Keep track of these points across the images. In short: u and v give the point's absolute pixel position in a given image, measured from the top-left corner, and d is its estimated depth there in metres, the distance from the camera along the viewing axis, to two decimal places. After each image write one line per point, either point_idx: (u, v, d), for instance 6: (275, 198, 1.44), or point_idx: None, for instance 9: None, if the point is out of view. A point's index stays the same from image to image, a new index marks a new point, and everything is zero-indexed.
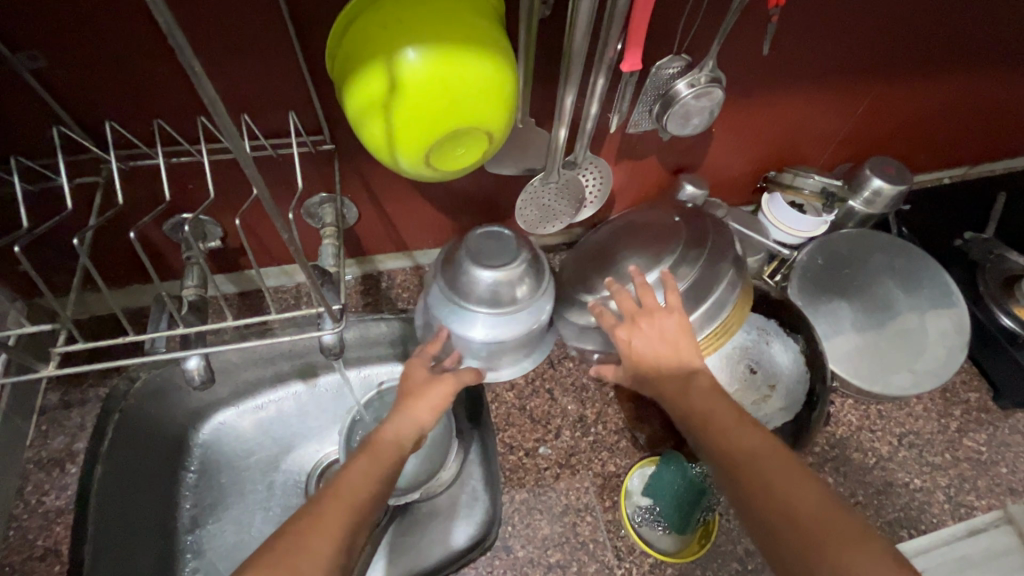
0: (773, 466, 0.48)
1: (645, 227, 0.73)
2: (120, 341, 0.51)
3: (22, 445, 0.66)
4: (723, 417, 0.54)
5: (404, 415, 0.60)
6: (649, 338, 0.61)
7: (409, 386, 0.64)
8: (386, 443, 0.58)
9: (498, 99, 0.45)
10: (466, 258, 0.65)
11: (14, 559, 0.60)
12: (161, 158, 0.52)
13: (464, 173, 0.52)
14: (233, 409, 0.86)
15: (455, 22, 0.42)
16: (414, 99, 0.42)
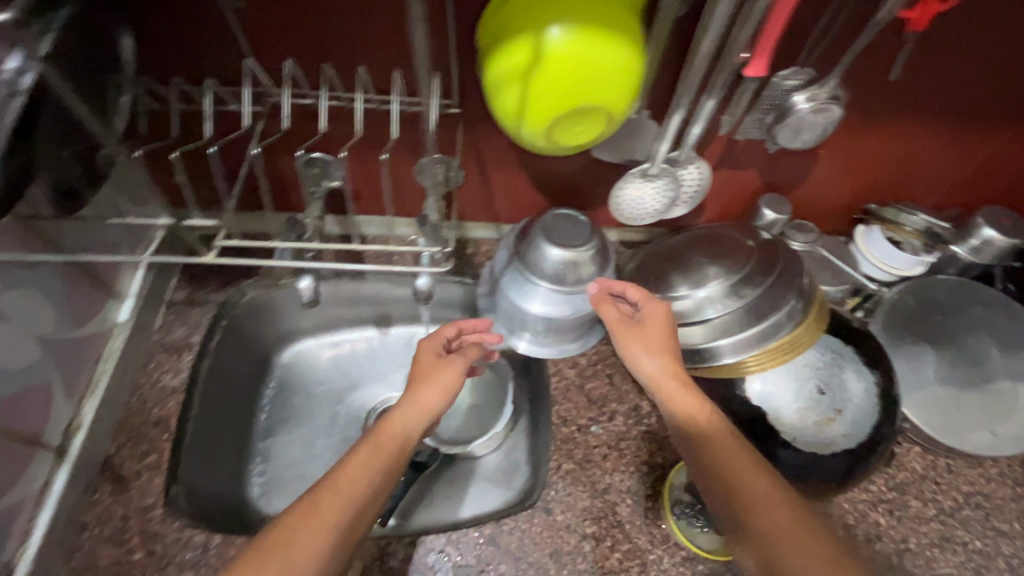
0: (758, 488, 0.54)
1: (721, 240, 0.76)
2: (267, 246, 0.59)
3: (151, 329, 0.76)
4: (720, 436, 0.57)
5: (415, 402, 0.60)
6: (659, 335, 0.65)
7: (417, 371, 0.63)
8: (391, 434, 0.57)
9: (626, 95, 0.50)
10: (541, 233, 0.72)
11: (133, 421, 0.69)
12: (320, 99, 0.59)
13: (563, 153, 0.57)
14: (313, 339, 0.95)
15: (610, 16, 0.47)
16: (557, 79, 0.47)
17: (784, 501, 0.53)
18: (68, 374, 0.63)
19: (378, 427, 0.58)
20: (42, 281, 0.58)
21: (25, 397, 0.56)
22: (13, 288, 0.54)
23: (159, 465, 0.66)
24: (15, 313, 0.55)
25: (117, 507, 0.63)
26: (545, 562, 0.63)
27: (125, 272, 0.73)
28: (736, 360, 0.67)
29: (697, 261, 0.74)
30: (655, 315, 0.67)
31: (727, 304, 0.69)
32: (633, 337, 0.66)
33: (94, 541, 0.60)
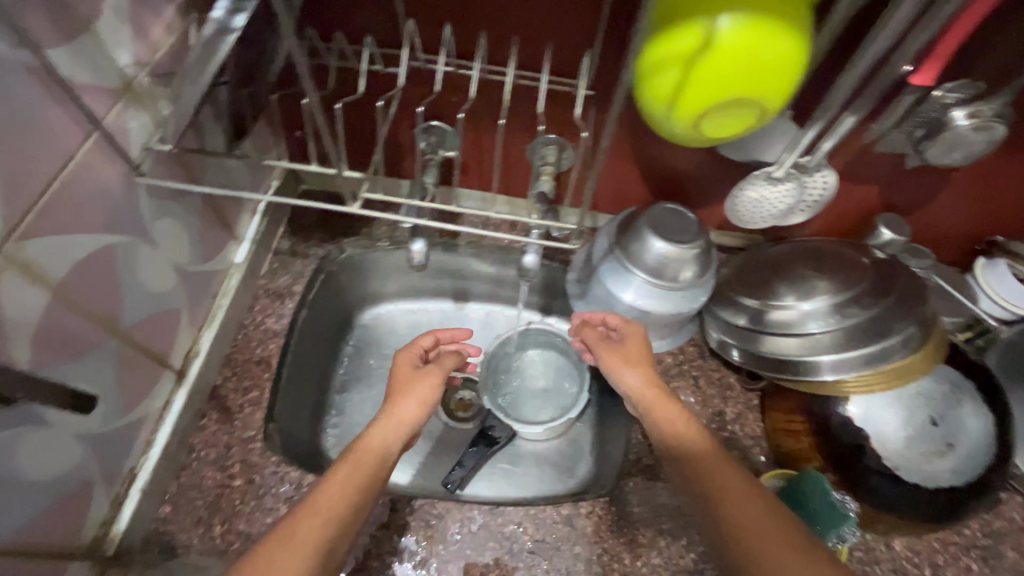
0: (730, 491, 0.52)
1: (831, 256, 0.73)
2: (410, 203, 0.57)
3: (259, 273, 0.79)
4: (698, 447, 0.57)
5: (391, 416, 0.60)
6: (635, 359, 0.70)
7: (401, 385, 0.64)
8: (368, 449, 0.56)
9: (782, 97, 0.49)
10: (647, 225, 0.72)
11: (238, 357, 0.72)
12: (474, 71, 0.60)
13: (691, 143, 0.57)
14: (393, 304, 0.96)
15: (791, 13, 0.46)
16: (725, 72, 0.46)
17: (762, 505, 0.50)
18: (193, 305, 0.67)
19: (355, 447, 0.56)
20: (186, 213, 0.62)
21: (161, 319, 0.60)
22: (165, 216, 0.58)
23: (260, 401, 0.69)
24: (162, 239, 0.58)
25: (222, 434, 0.66)
26: (620, 551, 0.63)
27: (243, 216, 0.77)
28: (835, 378, 0.64)
29: (804, 273, 0.72)
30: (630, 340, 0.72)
31: (830, 321, 0.67)
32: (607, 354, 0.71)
33: (200, 462, 0.64)
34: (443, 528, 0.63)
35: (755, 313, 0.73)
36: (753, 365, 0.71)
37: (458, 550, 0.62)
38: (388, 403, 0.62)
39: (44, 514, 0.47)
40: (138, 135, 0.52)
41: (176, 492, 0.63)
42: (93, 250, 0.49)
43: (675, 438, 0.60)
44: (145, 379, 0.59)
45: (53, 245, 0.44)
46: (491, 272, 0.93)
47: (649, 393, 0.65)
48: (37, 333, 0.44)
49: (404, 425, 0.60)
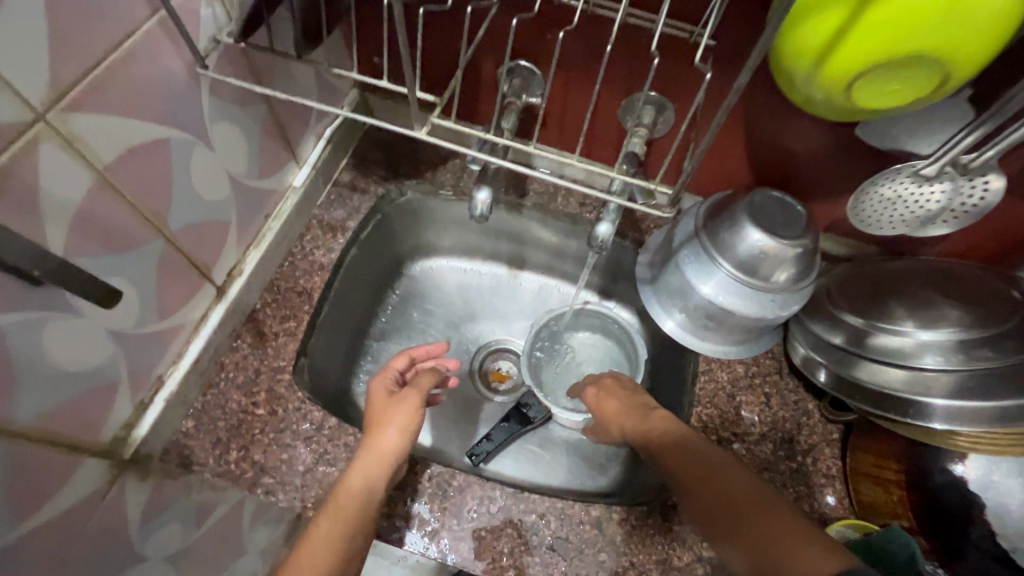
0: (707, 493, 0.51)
1: (970, 285, 0.61)
2: (484, 138, 0.51)
3: (315, 202, 0.76)
4: (672, 447, 0.56)
5: (372, 451, 0.54)
6: (613, 388, 0.69)
7: (387, 412, 0.58)
8: (349, 496, 0.52)
9: (978, 64, 0.38)
10: (746, 211, 0.62)
11: (281, 284, 0.69)
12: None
13: (828, 112, 0.46)
14: (447, 261, 0.91)
15: None
16: (919, 16, 0.35)
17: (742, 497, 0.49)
18: (243, 221, 0.63)
19: (336, 494, 0.52)
20: (248, 123, 0.58)
21: (208, 230, 0.57)
22: (225, 120, 0.55)
23: (296, 333, 0.66)
24: (219, 145, 0.55)
25: (253, 359, 0.64)
26: (649, 569, 0.56)
27: (307, 139, 0.73)
28: (945, 429, 0.54)
29: (931, 299, 0.60)
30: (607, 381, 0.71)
31: (953, 359, 0.56)
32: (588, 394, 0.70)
33: (227, 384, 0.62)
34: (461, 503, 0.58)
35: (856, 333, 0.62)
36: (842, 394, 0.61)
37: (471, 529, 0.57)
38: (368, 437, 0.55)
39: (64, 407, 0.46)
40: (208, 24, 0.48)
41: (200, 409, 0.61)
42: (146, 139, 0.46)
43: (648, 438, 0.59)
44: (185, 289, 0.57)
45: (102, 123, 0.41)
46: (553, 241, 0.85)
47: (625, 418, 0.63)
48: (76, 216, 0.41)
49: (385, 459, 0.54)
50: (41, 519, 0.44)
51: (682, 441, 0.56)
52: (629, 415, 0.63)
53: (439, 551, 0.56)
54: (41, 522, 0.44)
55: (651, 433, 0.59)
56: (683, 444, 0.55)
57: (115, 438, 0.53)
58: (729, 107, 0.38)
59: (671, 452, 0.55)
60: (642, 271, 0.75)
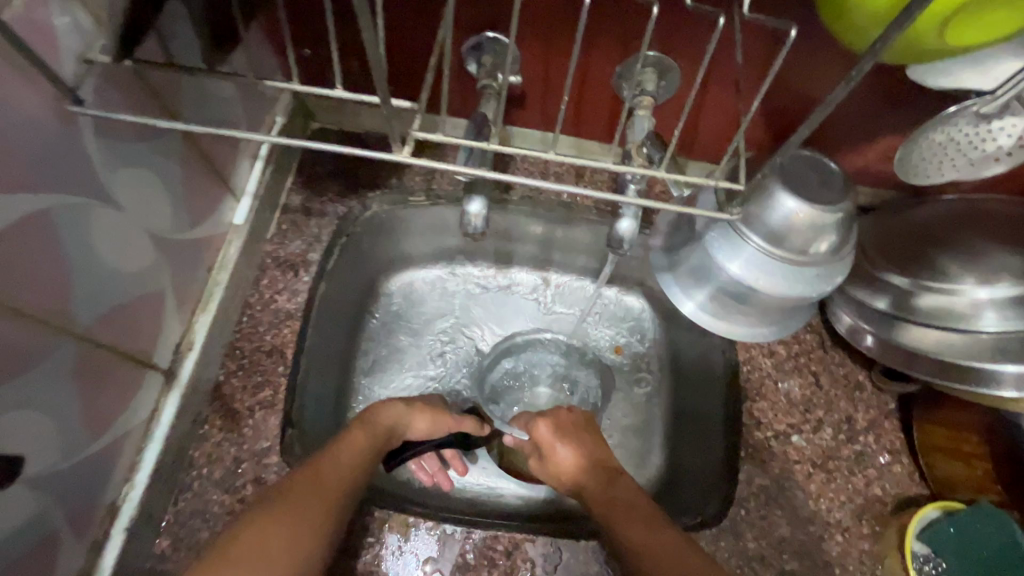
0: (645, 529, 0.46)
1: (1015, 228, 0.56)
2: (481, 143, 0.39)
3: (265, 237, 0.62)
4: (620, 487, 0.52)
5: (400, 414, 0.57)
6: (569, 425, 0.60)
7: (336, 449, 0.50)
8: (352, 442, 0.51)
9: None
10: (778, 180, 0.54)
11: (245, 346, 0.57)
12: None
13: (898, 59, 0.37)
14: (427, 271, 0.77)
15: None
16: None
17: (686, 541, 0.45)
18: (180, 282, 0.50)
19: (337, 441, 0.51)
20: (160, 160, 0.45)
21: (137, 305, 0.45)
22: (128, 164, 0.41)
23: (274, 402, 0.55)
24: (127, 198, 0.42)
25: (229, 445, 0.53)
26: None
27: (240, 163, 0.60)
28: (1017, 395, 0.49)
29: (974, 249, 0.55)
30: (561, 414, 0.61)
31: (1008, 316, 0.52)
32: (540, 428, 0.59)
33: (202, 483, 0.51)
34: (513, 568, 0.50)
35: (901, 295, 0.56)
36: (893, 361, 0.55)
37: None
38: (364, 416, 0.55)
39: None
40: (71, 40, 0.34)
41: (175, 523, 0.49)
42: (15, 217, 0.32)
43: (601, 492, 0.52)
44: (121, 387, 0.44)
45: None
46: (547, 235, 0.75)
47: (584, 463, 0.55)
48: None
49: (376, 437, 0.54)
50: None
51: (632, 486, 0.52)
52: (587, 471, 0.55)
53: None
54: None
55: (613, 491, 0.52)
56: (634, 490, 0.51)
57: None
58: (854, 78, 0.29)
59: (626, 494, 0.51)
60: (656, 257, 0.66)
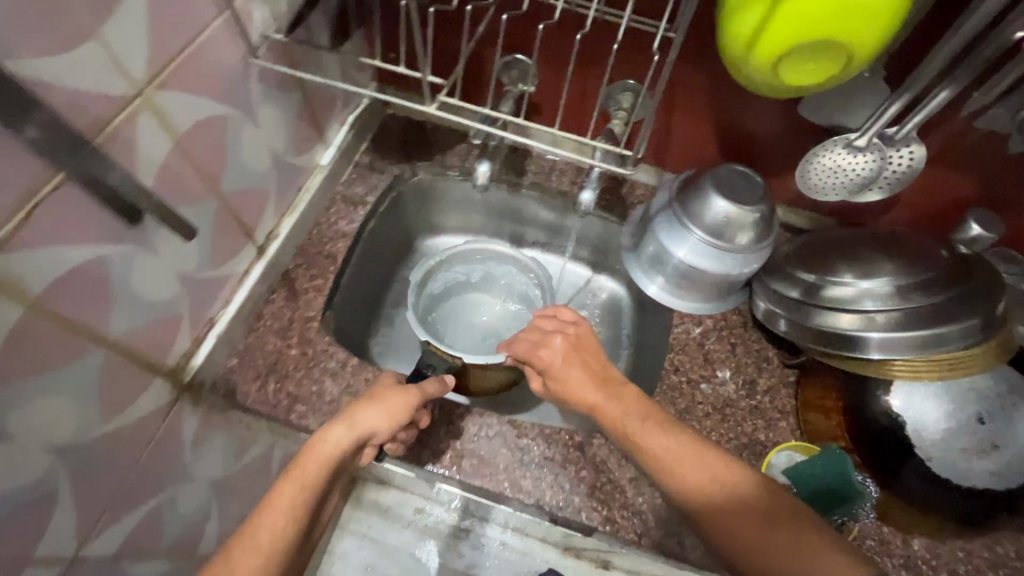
0: (711, 479, 0.56)
1: (906, 243, 0.68)
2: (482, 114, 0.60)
3: (339, 180, 0.86)
4: (661, 437, 0.59)
5: (353, 420, 0.60)
6: (574, 358, 0.67)
7: (280, 490, 0.56)
8: (315, 458, 0.57)
9: (870, 45, 0.47)
10: (712, 181, 0.71)
11: (310, 249, 0.80)
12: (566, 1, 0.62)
13: (766, 95, 0.56)
14: (455, 237, 1.01)
15: None
16: (807, 12, 0.46)
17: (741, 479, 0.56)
18: (281, 192, 0.74)
19: (304, 451, 0.58)
20: (286, 107, 0.69)
21: (254, 197, 0.68)
22: (270, 103, 0.66)
23: (323, 289, 0.77)
24: (264, 125, 0.66)
25: (287, 310, 0.75)
26: (624, 484, 0.66)
27: (333, 123, 0.83)
28: (881, 358, 0.60)
29: (868, 256, 0.67)
30: (557, 339, 0.68)
31: (888, 303, 0.62)
32: (545, 354, 0.67)
33: (266, 330, 0.73)
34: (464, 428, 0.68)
35: (809, 288, 0.68)
36: (804, 339, 0.67)
37: (472, 447, 0.68)
38: (306, 445, 0.58)
39: (145, 331, 0.56)
40: (259, 23, 0.59)
41: (245, 349, 0.72)
42: (209, 114, 0.56)
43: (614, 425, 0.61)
44: (234, 246, 0.67)
45: (181, 99, 0.52)
46: (549, 218, 0.95)
47: (604, 392, 0.63)
48: (159, 173, 0.52)
49: (319, 466, 0.57)
50: (118, 422, 0.56)
51: (681, 437, 0.59)
52: (592, 391, 0.63)
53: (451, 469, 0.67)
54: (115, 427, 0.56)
55: (629, 416, 0.61)
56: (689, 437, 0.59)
57: (177, 365, 0.63)
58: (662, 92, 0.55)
59: (669, 446, 0.58)
60: (625, 240, 0.84)
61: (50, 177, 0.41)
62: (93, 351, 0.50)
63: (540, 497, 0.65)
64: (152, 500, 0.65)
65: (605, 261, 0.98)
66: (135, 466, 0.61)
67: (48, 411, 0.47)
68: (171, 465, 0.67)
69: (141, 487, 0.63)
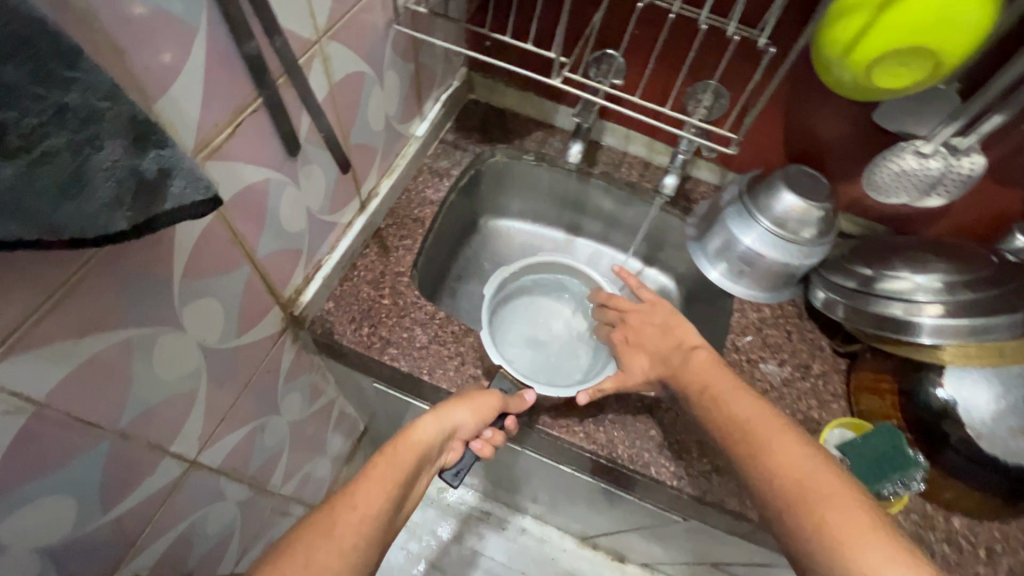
0: (848, 510, 0.49)
1: (955, 247, 0.75)
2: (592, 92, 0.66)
3: (427, 152, 0.93)
4: (786, 445, 0.55)
5: (442, 415, 0.63)
6: (707, 367, 0.65)
7: (376, 466, 0.57)
8: (408, 446, 0.60)
9: (954, 59, 0.55)
10: (783, 177, 0.77)
11: (400, 212, 0.86)
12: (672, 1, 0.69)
13: (851, 96, 0.64)
14: (517, 223, 1.08)
15: None
16: (901, 31, 0.54)
17: (873, 521, 0.48)
18: (386, 154, 0.80)
19: (395, 441, 0.60)
20: (404, 74, 0.76)
21: (368, 154, 0.75)
22: (394, 69, 0.72)
23: (412, 248, 0.83)
24: (387, 90, 0.72)
25: (379, 263, 0.80)
26: (690, 445, 0.70)
27: (430, 100, 0.89)
28: (933, 343, 0.67)
29: (923, 256, 0.74)
30: (656, 331, 0.73)
31: (940, 295, 0.68)
32: (638, 354, 0.72)
33: (359, 280, 0.79)
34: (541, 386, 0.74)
35: (866, 279, 0.75)
36: (860, 324, 0.73)
37: (550, 402, 0.73)
38: (398, 437, 0.61)
39: (276, 259, 0.62)
40: None
41: (339, 294, 0.77)
42: (357, 70, 0.63)
43: (736, 421, 0.59)
44: (346, 196, 0.73)
45: (343, 51, 0.58)
46: (610, 208, 1.01)
47: (690, 386, 0.65)
48: (327, 95, 0.59)
49: (409, 455, 0.59)
50: (242, 340, 0.61)
51: (810, 456, 0.54)
52: (719, 378, 0.63)
53: (529, 418, 0.72)
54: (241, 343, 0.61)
55: (760, 414, 0.59)
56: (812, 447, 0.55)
57: (289, 298, 0.68)
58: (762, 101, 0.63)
59: (795, 462, 0.54)
60: (689, 229, 0.90)
61: (252, 101, 0.47)
62: (242, 266, 0.56)
63: (611, 450, 0.70)
64: (251, 423, 0.69)
65: (659, 254, 1.04)
66: (246, 385, 0.65)
67: (206, 313, 0.52)
68: (267, 394, 0.71)
69: (248, 408, 0.67)
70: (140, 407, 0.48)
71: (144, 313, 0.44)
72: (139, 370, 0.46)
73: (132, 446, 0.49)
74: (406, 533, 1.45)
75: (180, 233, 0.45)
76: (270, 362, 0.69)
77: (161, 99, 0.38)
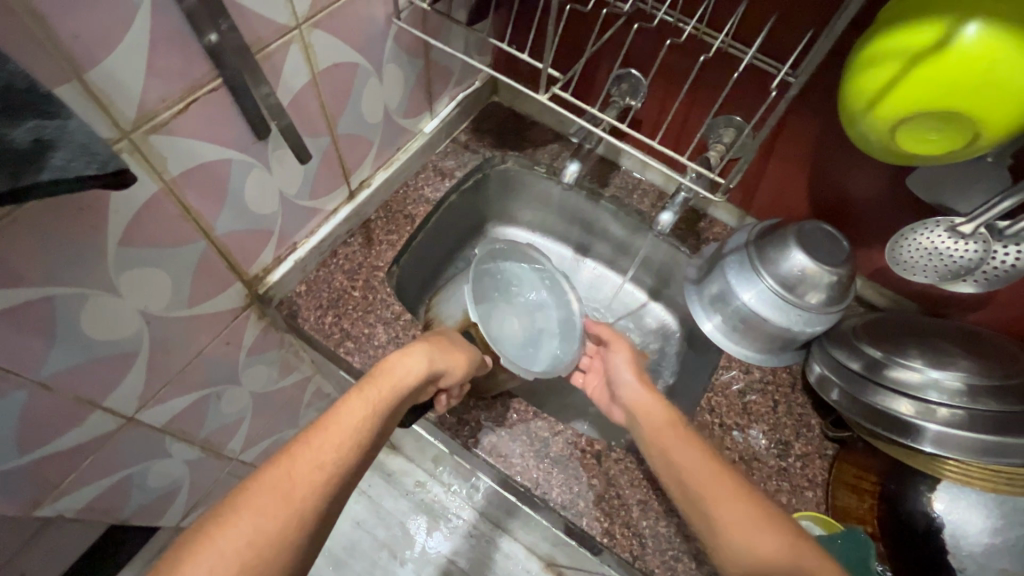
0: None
1: (990, 346, 0.64)
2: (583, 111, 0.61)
3: (434, 150, 0.91)
4: (752, 523, 0.52)
5: (431, 359, 0.60)
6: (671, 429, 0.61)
7: (350, 400, 0.54)
8: (392, 377, 0.57)
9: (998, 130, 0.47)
10: (795, 233, 0.69)
11: (393, 206, 0.85)
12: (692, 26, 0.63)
13: (876, 157, 0.56)
14: (524, 232, 1.03)
15: None
16: (932, 91, 0.46)
17: None
18: (383, 147, 0.79)
19: (373, 375, 0.57)
20: (409, 70, 0.74)
21: (361, 144, 0.74)
22: (397, 63, 0.71)
23: (395, 245, 0.81)
24: (386, 82, 0.71)
25: (360, 254, 0.80)
26: (631, 503, 0.66)
27: (443, 97, 0.88)
28: (933, 452, 0.58)
29: (944, 347, 0.64)
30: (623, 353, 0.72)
31: (954, 398, 0.59)
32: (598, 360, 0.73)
33: (336, 268, 0.78)
34: (491, 410, 0.71)
35: (873, 362, 0.65)
36: (853, 412, 0.64)
37: (495, 426, 0.70)
38: (380, 368, 0.57)
39: (239, 236, 0.62)
40: None
41: (313, 279, 0.77)
42: (346, 61, 0.62)
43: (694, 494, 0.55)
44: (331, 183, 0.73)
45: (328, 40, 0.57)
46: (620, 235, 0.95)
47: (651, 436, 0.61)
48: (292, 100, 0.57)
49: (392, 389, 0.56)
50: (195, 311, 0.61)
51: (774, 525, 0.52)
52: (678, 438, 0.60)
53: (471, 440, 0.69)
54: (193, 314, 0.61)
55: (719, 487, 0.55)
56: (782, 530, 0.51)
57: (255, 276, 0.69)
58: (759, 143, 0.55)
59: (776, 548, 0.50)
60: (692, 271, 0.83)
61: (209, 80, 0.47)
62: (196, 241, 0.56)
63: (546, 491, 0.66)
64: (202, 390, 0.70)
65: (665, 290, 0.97)
66: (198, 354, 0.66)
67: (149, 279, 0.53)
68: (225, 366, 0.73)
69: (199, 376, 0.68)
70: (62, 361, 0.49)
71: (65, 271, 0.45)
72: (62, 325, 0.47)
73: (54, 396, 0.51)
74: (377, 518, 1.47)
75: (113, 199, 0.46)
76: (229, 335, 0.70)
77: (91, 71, 0.39)
